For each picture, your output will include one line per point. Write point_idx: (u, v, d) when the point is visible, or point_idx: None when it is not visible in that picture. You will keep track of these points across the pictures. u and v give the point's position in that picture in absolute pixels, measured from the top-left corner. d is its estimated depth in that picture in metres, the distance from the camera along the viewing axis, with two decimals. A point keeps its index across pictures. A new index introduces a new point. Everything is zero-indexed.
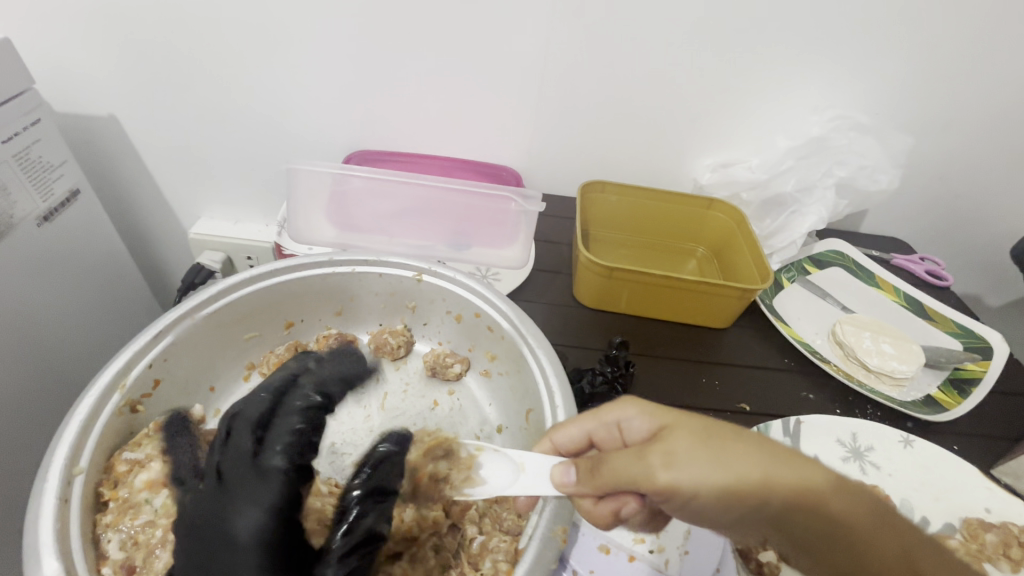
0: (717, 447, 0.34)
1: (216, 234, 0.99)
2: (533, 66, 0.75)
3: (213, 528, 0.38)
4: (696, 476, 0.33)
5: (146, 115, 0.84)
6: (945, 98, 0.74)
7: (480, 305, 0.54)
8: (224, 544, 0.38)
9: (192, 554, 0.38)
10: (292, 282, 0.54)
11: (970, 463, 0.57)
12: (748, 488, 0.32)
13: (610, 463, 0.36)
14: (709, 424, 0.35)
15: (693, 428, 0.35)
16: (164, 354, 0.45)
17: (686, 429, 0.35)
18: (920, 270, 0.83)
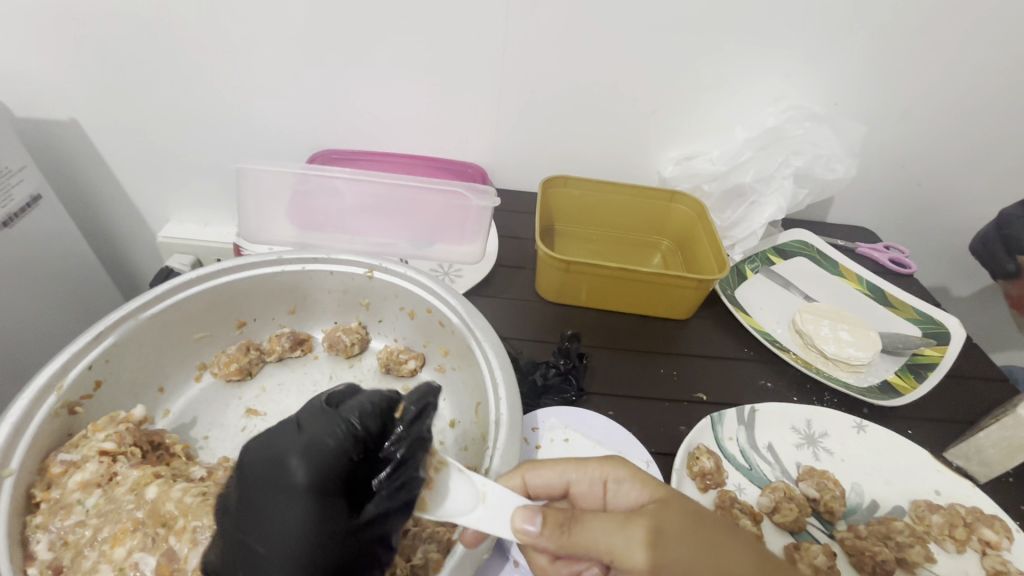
0: (704, 535, 0.34)
1: (184, 237, 0.99)
2: (493, 63, 0.75)
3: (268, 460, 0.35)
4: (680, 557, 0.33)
5: (108, 118, 0.84)
6: (902, 87, 0.75)
7: (431, 299, 0.54)
8: (279, 478, 0.34)
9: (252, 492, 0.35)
10: (242, 281, 0.54)
11: (923, 447, 0.58)
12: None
13: (584, 525, 0.34)
14: (698, 511, 0.36)
15: (682, 510, 0.35)
16: (106, 355, 0.46)
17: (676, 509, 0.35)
18: (884, 258, 0.84)
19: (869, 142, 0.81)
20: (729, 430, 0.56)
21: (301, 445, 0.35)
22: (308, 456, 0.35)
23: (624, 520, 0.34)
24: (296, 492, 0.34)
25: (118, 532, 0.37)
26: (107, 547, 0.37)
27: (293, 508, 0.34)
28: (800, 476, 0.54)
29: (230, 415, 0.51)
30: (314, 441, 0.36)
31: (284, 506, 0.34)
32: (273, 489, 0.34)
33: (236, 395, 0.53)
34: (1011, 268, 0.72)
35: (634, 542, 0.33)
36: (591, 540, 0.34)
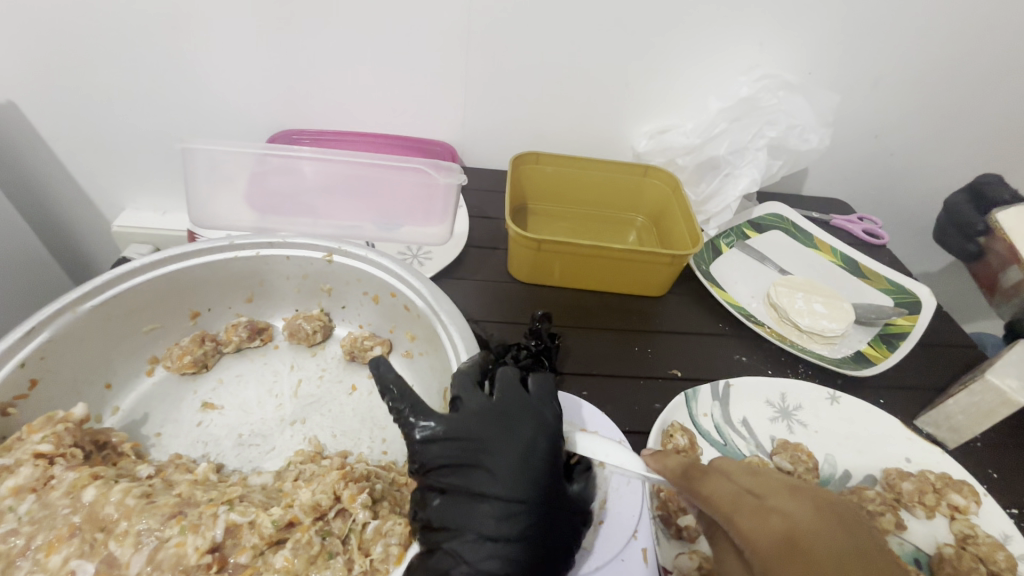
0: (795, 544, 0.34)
1: (142, 226, 0.95)
2: (456, 34, 0.72)
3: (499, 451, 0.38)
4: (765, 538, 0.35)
5: (46, 99, 0.78)
6: (875, 55, 0.73)
7: (395, 283, 0.52)
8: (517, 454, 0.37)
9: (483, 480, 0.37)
10: (191, 269, 0.51)
11: (894, 416, 0.58)
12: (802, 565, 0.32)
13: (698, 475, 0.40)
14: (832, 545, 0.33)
15: (806, 520, 0.35)
16: (41, 351, 0.42)
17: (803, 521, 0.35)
18: (857, 230, 0.83)
19: (843, 112, 0.80)
20: (704, 406, 0.56)
21: (533, 420, 0.39)
22: (536, 424, 0.39)
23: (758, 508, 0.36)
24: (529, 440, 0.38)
25: (53, 539, 0.33)
26: (42, 556, 0.33)
27: (525, 459, 0.37)
28: (775, 449, 0.54)
29: (184, 411, 0.48)
30: (539, 416, 0.40)
31: (512, 460, 0.37)
32: (508, 445, 0.38)
33: (191, 389, 0.50)
34: (971, 249, 0.70)
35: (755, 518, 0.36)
36: (708, 480, 0.39)
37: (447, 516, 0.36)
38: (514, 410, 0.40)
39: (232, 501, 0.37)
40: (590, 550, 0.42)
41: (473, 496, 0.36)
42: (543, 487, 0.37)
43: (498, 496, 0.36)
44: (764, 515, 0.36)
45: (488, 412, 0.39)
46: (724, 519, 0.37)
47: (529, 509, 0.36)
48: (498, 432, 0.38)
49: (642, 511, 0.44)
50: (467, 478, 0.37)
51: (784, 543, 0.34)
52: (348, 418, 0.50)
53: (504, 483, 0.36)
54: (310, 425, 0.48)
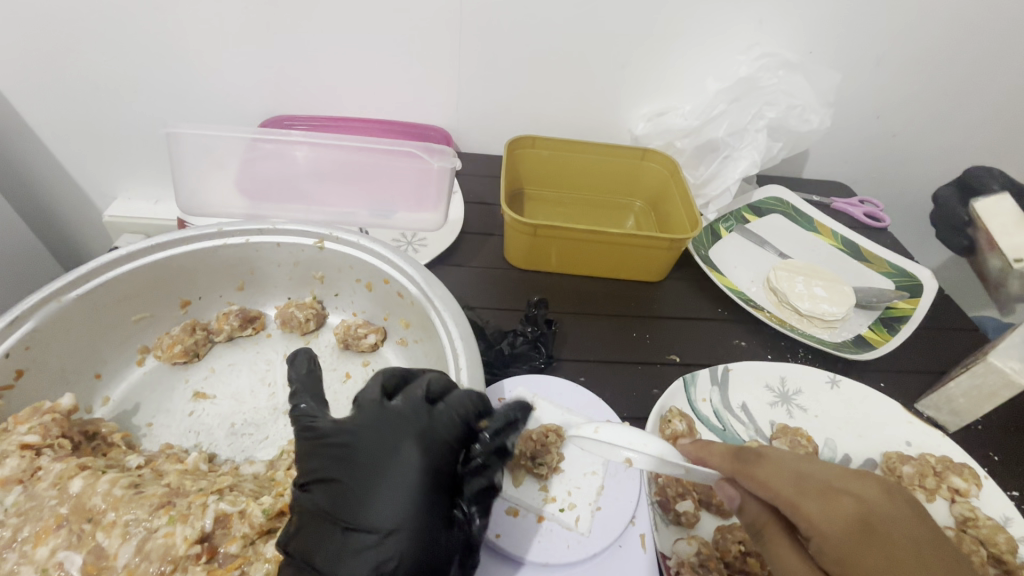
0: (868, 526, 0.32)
1: (133, 216, 0.93)
2: (448, 15, 0.70)
3: (366, 467, 0.33)
4: (834, 520, 0.33)
5: (29, 87, 0.76)
6: (879, 32, 0.72)
7: (388, 270, 0.51)
8: (386, 473, 0.33)
9: (342, 499, 0.32)
10: (180, 257, 0.50)
11: (895, 399, 0.57)
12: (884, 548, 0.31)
13: (755, 459, 0.37)
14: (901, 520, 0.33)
15: (872, 500, 0.34)
16: (26, 341, 0.41)
17: (870, 500, 0.34)
18: (858, 213, 0.82)
19: (844, 91, 0.79)
20: (702, 392, 0.55)
21: (418, 434, 0.34)
22: (423, 439, 0.34)
23: (830, 494, 0.34)
24: (406, 458, 0.33)
25: (40, 530, 0.32)
26: (29, 547, 0.32)
27: (399, 481, 0.32)
28: (774, 434, 0.54)
29: (176, 400, 0.48)
30: (430, 431, 0.35)
31: (383, 480, 0.32)
32: (382, 463, 0.33)
33: (183, 378, 0.49)
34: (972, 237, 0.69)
35: (825, 502, 0.34)
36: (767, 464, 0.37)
37: (311, 545, 0.32)
38: (400, 421, 0.35)
39: (223, 491, 0.36)
40: (587, 535, 0.41)
41: (332, 521, 0.32)
42: (422, 513, 0.32)
43: (364, 524, 0.31)
44: (834, 499, 0.34)
45: (374, 420, 0.35)
46: (788, 504, 0.34)
47: (399, 542, 0.31)
48: (374, 449, 0.34)
49: (640, 498, 0.44)
50: (332, 499, 0.33)
51: (860, 529, 0.32)
52: (342, 407, 0.49)
53: (368, 508, 0.32)
54: None
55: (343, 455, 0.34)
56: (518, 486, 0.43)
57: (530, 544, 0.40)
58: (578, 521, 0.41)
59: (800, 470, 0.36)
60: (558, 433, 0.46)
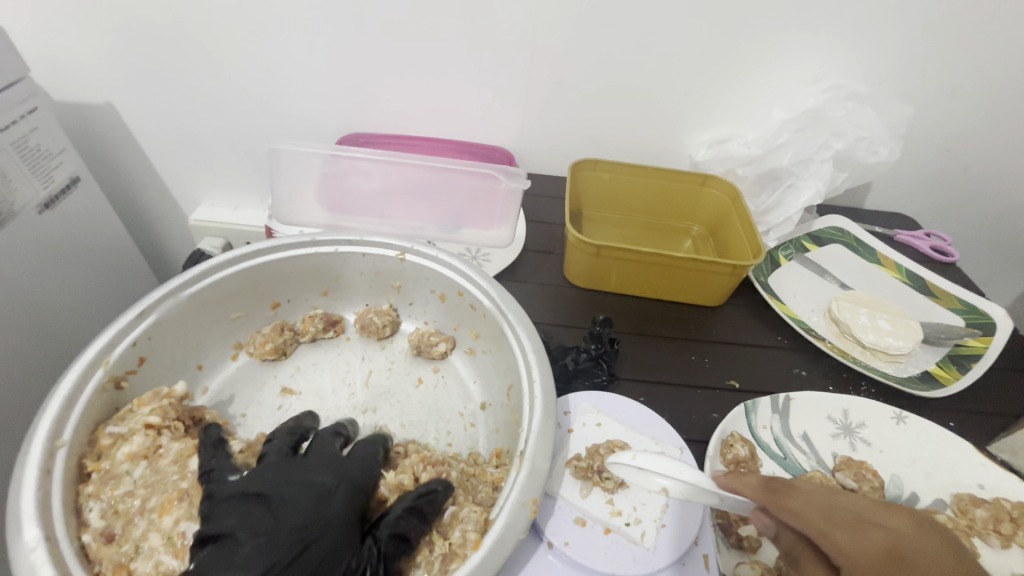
0: (896, 554, 0.32)
1: (215, 221, 1.01)
2: (522, 44, 0.74)
3: (286, 489, 0.36)
4: (859, 544, 0.34)
5: (140, 102, 0.85)
6: (951, 65, 0.71)
7: (462, 282, 0.54)
8: (306, 493, 0.36)
9: (255, 513, 0.35)
10: (276, 262, 0.54)
11: (966, 439, 0.56)
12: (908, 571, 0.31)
13: (787, 490, 0.39)
14: (935, 550, 0.32)
15: (899, 528, 0.34)
16: (149, 332, 0.46)
17: (898, 528, 0.34)
18: (925, 246, 0.80)
19: (914, 123, 0.78)
20: (763, 419, 0.56)
21: (347, 477, 0.39)
22: (349, 479, 0.39)
23: (858, 525, 0.35)
24: (323, 480, 0.38)
25: (165, 502, 0.37)
26: (156, 516, 0.37)
27: (325, 499, 0.37)
28: (837, 466, 0.53)
29: (266, 394, 0.52)
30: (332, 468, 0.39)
31: (306, 496, 0.36)
32: (303, 488, 0.37)
33: (272, 374, 0.53)
34: None
35: (852, 533, 0.34)
36: (795, 495, 0.38)
37: (213, 564, 0.32)
38: (339, 459, 0.40)
39: None
40: (653, 551, 0.42)
41: (242, 530, 0.34)
42: (336, 531, 0.35)
43: (273, 530, 0.34)
44: (861, 528, 0.34)
45: (311, 458, 0.40)
46: (818, 533, 0.36)
47: (298, 557, 0.33)
48: (305, 473, 0.38)
49: (703, 519, 0.44)
50: (245, 515, 0.35)
51: (886, 556, 0.32)
52: (414, 411, 0.52)
53: (282, 521, 0.34)
54: (380, 414, 0.51)
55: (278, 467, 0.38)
56: (585, 497, 0.45)
57: (598, 554, 0.41)
58: (644, 536, 0.42)
59: (828, 502, 0.37)
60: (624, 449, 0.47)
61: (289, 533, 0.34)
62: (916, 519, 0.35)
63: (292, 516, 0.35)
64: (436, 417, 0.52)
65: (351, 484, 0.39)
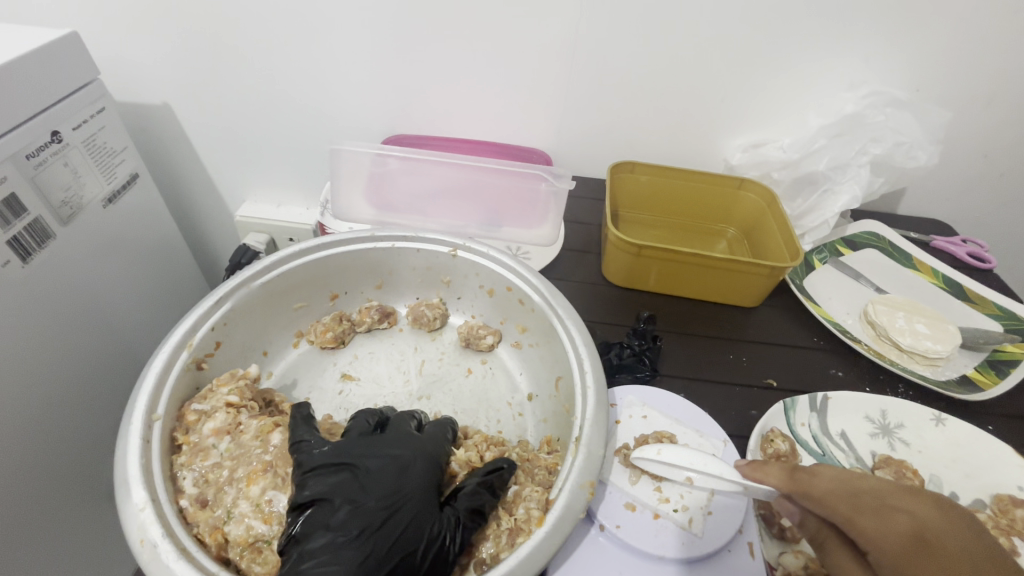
0: (923, 540, 0.34)
1: (260, 217, 1.04)
2: (563, 51, 0.76)
3: (370, 465, 0.39)
4: (884, 531, 0.36)
5: (195, 103, 0.89)
6: (993, 71, 0.71)
7: (512, 278, 0.57)
8: (387, 466, 0.39)
9: (344, 483, 0.38)
10: (337, 256, 0.57)
11: (1005, 442, 0.56)
12: (936, 558, 0.33)
13: (810, 475, 0.41)
14: (960, 536, 0.34)
15: (927, 514, 0.35)
16: (225, 318, 0.50)
17: (925, 514, 0.35)
18: (962, 252, 0.80)
19: (952, 129, 0.78)
20: (802, 417, 0.57)
21: (424, 453, 0.42)
22: (426, 456, 0.42)
23: (882, 510, 0.37)
24: (403, 454, 0.40)
25: (251, 472, 0.40)
26: (244, 485, 0.39)
27: (405, 473, 0.39)
28: (877, 464, 0.54)
29: (327, 379, 0.55)
30: (409, 444, 0.42)
31: (388, 470, 0.39)
32: (384, 462, 0.40)
33: (332, 361, 0.56)
34: None
35: (878, 519, 0.36)
36: (821, 482, 0.40)
37: (312, 526, 0.36)
38: (414, 437, 0.43)
39: None
40: (701, 536, 0.43)
41: (335, 498, 0.37)
42: (416, 501, 0.38)
43: (362, 499, 0.37)
44: (887, 514, 0.36)
45: (389, 436, 0.43)
46: (844, 519, 0.38)
47: (385, 523, 0.36)
48: (385, 450, 0.41)
49: (748, 509, 0.46)
50: (335, 483, 0.38)
51: (912, 542, 0.34)
52: (465, 399, 0.55)
53: (370, 492, 0.38)
54: (434, 401, 0.54)
55: (361, 445, 0.41)
56: (634, 484, 0.47)
57: (648, 538, 0.43)
58: (691, 522, 0.44)
59: (853, 488, 0.39)
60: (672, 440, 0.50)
61: (376, 503, 0.37)
62: (939, 504, 0.36)
63: (376, 488, 0.38)
64: (486, 405, 0.54)
65: (428, 460, 0.41)
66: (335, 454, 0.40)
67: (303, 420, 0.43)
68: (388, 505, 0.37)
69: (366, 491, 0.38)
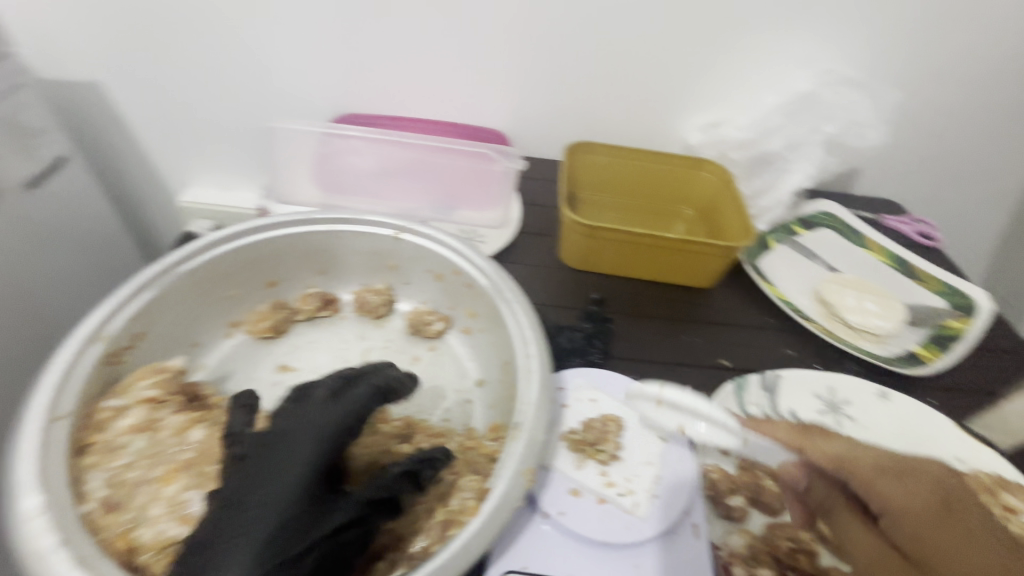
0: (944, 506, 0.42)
1: (205, 203, 0.99)
2: (517, 27, 0.74)
3: (263, 453, 0.36)
4: (919, 497, 0.43)
5: (129, 81, 0.83)
6: (941, 51, 0.72)
7: (458, 261, 0.55)
8: (276, 455, 0.36)
9: (236, 477, 0.35)
10: (272, 240, 0.54)
11: (946, 415, 0.58)
12: (951, 520, 0.41)
13: (834, 446, 0.48)
14: (946, 502, 0.43)
15: (945, 485, 0.45)
16: (146, 307, 0.47)
17: (949, 486, 0.45)
18: (911, 231, 0.82)
19: (903, 109, 0.79)
20: (753, 397, 0.56)
21: (314, 431, 0.37)
22: (316, 433, 0.37)
23: (912, 481, 0.44)
24: (315, 429, 0.37)
25: (169, 471, 0.38)
26: (159, 484, 0.37)
27: (289, 459, 0.36)
28: None
29: (263, 370, 0.52)
30: (320, 418, 0.38)
31: (275, 459, 0.36)
32: (274, 450, 0.36)
33: (268, 352, 0.53)
34: None
35: (908, 487, 0.43)
36: (858, 457, 0.47)
37: (205, 524, 0.34)
38: (313, 413, 0.38)
39: None
40: (644, 519, 0.43)
41: (227, 495, 0.35)
42: (297, 491, 0.34)
43: (245, 495, 0.34)
44: (910, 481, 0.44)
45: (292, 414, 0.39)
46: (869, 484, 0.44)
47: (266, 518, 0.33)
48: (280, 433, 0.37)
49: (694, 490, 0.46)
50: (230, 478, 0.36)
51: (938, 506, 0.42)
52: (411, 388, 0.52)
53: (256, 485, 0.35)
54: None
55: (264, 430, 0.38)
56: (579, 468, 0.46)
57: (592, 523, 0.43)
58: (636, 506, 0.44)
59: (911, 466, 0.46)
60: (618, 423, 0.50)
61: (256, 499, 0.34)
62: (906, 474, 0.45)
63: (262, 480, 0.35)
64: (433, 394, 0.52)
65: (316, 439, 0.37)
66: (242, 447, 0.38)
67: (240, 411, 0.40)
68: (270, 497, 0.34)
69: (253, 483, 0.35)
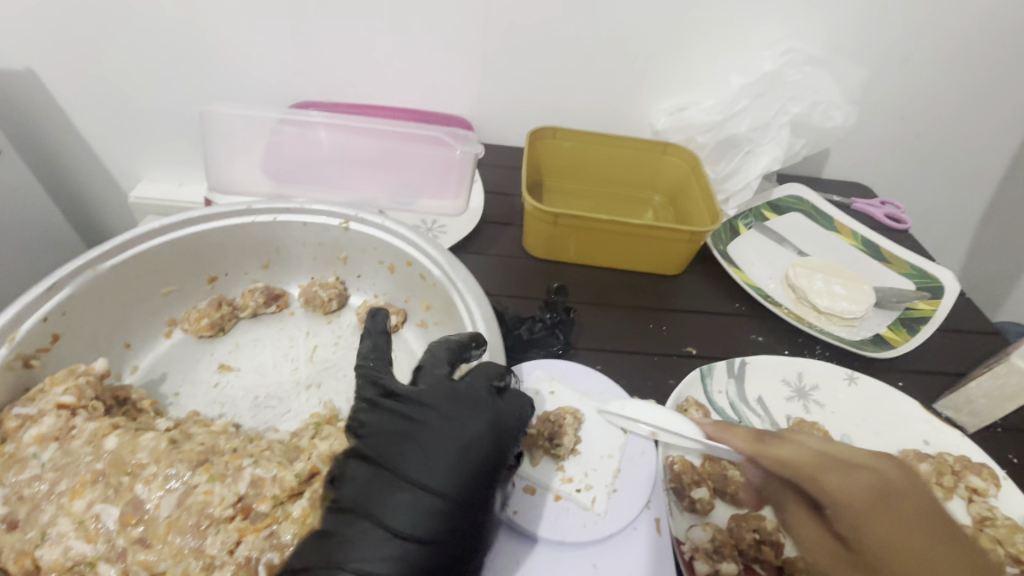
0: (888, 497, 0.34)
1: (157, 198, 0.94)
2: (473, 6, 0.71)
3: (428, 440, 0.34)
4: (854, 488, 0.35)
5: (65, 69, 0.78)
6: (905, 28, 0.71)
7: (411, 251, 0.52)
8: (445, 439, 0.34)
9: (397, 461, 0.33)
10: (209, 232, 0.51)
11: (913, 398, 0.57)
12: (899, 515, 0.33)
13: (779, 443, 0.40)
14: (902, 495, 0.34)
15: (894, 473, 0.36)
16: (63, 307, 0.44)
17: (895, 473, 0.36)
18: (880, 214, 0.81)
19: (870, 89, 0.78)
20: (719, 383, 0.55)
21: (491, 419, 0.36)
22: (492, 422, 0.36)
23: (850, 468, 0.36)
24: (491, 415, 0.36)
25: (77, 485, 0.35)
26: (66, 499, 0.35)
27: (463, 449, 0.34)
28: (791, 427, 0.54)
29: (202, 370, 0.49)
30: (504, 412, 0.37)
31: (450, 446, 0.34)
32: (444, 434, 0.34)
33: (209, 351, 0.50)
34: None
35: (848, 477, 0.35)
36: (801, 449, 0.39)
37: (362, 512, 0.32)
38: (472, 398, 0.36)
39: (255, 454, 0.39)
40: (602, 516, 0.41)
41: (395, 474, 0.33)
42: (478, 485, 0.34)
43: (420, 481, 0.32)
44: (852, 471, 0.36)
45: (441, 392, 0.36)
46: (808, 478, 0.37)
47: (448, 512, 0.32)
48: (441, 417, 0.35)
49: (655, 483, 0.44)
50: (391, 459, 0.33)
51: (876, 496, 0.34)
52: None
53: (433, 472, 0.33)
54: (325, 389, 0.49)
55: (415, 411, 0.35)
56: (535, 465, 0.44)
57: (548, 521, 0.41)
58: (594, 502, 0.42)
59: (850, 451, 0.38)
60: (575, 415, 0.47)
61: (437, 489, 0.32)
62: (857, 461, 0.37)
63: (431, 469, 0.33)
64: None
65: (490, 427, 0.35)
66: (387, 428, 0.35)
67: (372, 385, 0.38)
68: (448, 490, 0.32)
69: (422, 470, 0.33)
